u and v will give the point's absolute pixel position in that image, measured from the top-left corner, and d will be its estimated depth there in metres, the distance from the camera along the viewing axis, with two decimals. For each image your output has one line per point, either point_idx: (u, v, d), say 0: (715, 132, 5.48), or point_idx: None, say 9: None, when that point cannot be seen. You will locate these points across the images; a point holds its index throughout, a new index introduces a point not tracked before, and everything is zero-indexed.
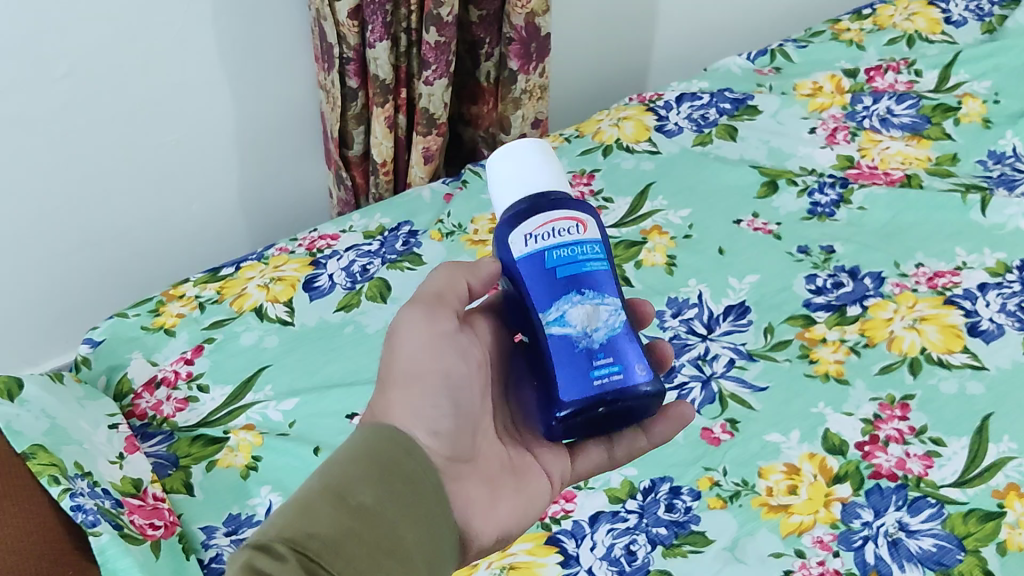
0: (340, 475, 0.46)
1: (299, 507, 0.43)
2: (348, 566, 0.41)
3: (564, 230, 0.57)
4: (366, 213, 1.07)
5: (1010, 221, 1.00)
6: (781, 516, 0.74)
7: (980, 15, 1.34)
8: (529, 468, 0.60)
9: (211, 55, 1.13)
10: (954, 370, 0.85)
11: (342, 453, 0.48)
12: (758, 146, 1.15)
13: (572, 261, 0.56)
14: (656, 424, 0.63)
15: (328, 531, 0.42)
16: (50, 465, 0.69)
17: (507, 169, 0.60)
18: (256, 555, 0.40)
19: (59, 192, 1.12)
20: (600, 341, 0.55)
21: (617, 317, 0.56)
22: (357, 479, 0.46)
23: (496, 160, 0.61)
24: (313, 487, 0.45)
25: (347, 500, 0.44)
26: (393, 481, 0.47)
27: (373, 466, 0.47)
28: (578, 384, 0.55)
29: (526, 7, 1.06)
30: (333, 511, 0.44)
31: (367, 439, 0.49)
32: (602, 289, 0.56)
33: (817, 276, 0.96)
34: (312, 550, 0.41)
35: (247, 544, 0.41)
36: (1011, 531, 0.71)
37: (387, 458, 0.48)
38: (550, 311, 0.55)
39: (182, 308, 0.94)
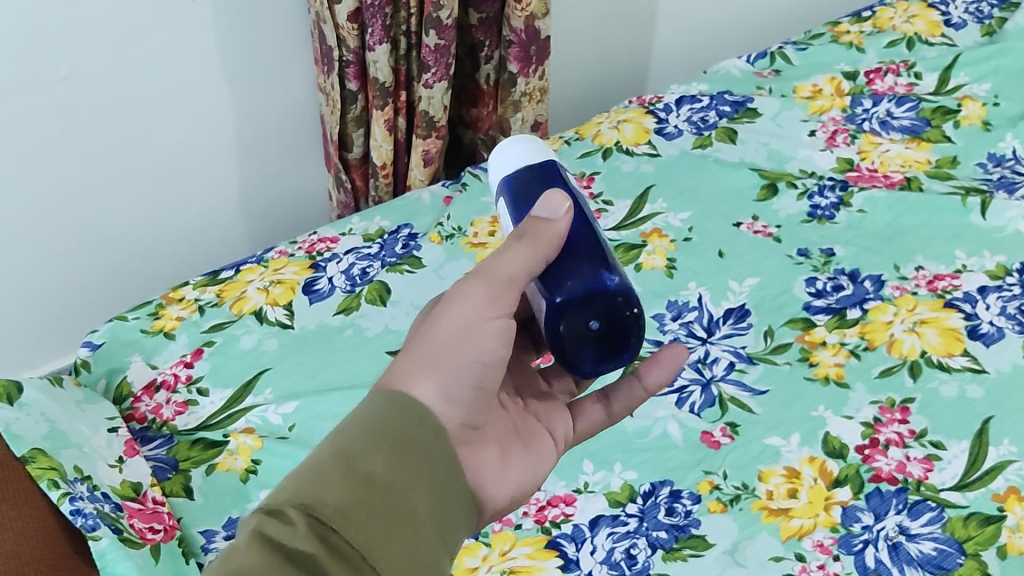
0: (355, 439, 0.44)
1: (313, 469, 0.43)
2: (360, 535, 0.41)
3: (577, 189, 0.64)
4: (366, 216, 1.07)
5: (1010, 224, 1.00)
6: (781, 520, 0.74)
7: (979, 18, 1.34)
8: (536, 428, 0.59)
9: (211, 56, 1.13)
10: (955, 373, 0.84)
11: (355, 415, 0.46)
12: (758, 149, 1.15)
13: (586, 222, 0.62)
14: (650, 372, 0.64)
15: (339, 497, 0.42)
16: (50, 468, 0.69)
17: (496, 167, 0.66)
18: (267, 520, 0.41)
19: (58, 194, 1.12)
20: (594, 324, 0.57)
21: None
22: (370, 444, 0.44)
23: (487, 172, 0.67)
24: (326, 447, 0.44)
25: (358, 467, 0.43)
26: (406, 448, 0.45)
27: (388, 431, 0.45)
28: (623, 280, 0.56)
29: (525, 9, 1.06)
30: (347, 478, 0.42)
31: (382, 401, 0.46)
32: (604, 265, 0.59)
33: (816, 279, 0.96)
34: (325, 515, 0.41)
35: (262, 505, 0.42)
36: (1011, 535, 0.71)
37: (399, 423, 0.45)
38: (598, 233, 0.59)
39: (182, 311, 0.94)
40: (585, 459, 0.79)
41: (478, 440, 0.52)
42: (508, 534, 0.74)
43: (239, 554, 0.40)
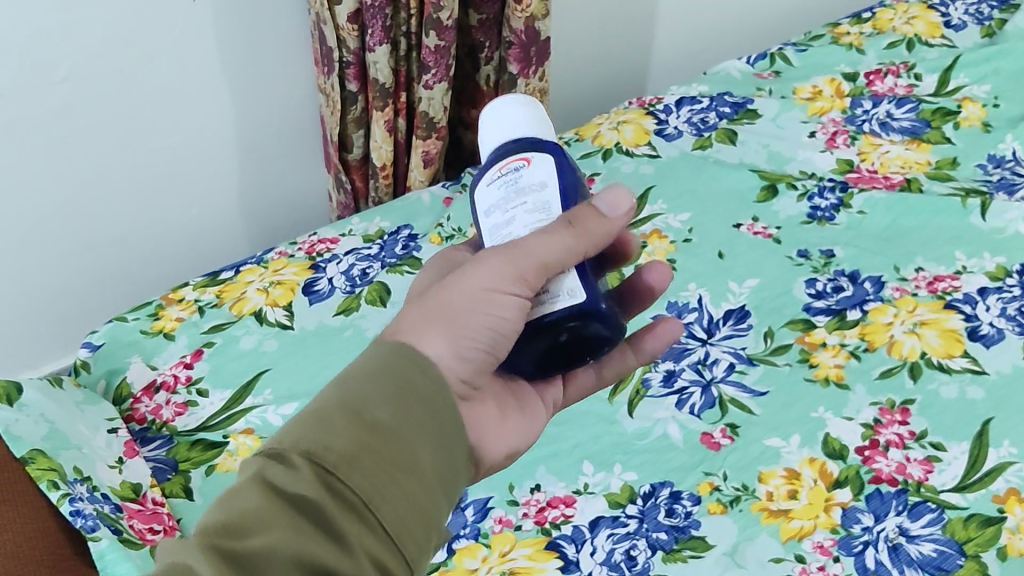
0: (356, 389, 0.42)
1: (318, 414, 0.41)
2: (365, 481, 0.40)
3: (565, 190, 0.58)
4: (366, 217, 1.07)
5: (1010, 225, 1.00)
6: (781, 521, 0.73)
7: (979, 19, 1.34)
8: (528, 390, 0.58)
9: (211, 57, 1.13)
10: (955, 374, 0.84)
11: (359, 364, 0.44)
12: (758, 150, 1.15)
13: None
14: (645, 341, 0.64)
15: (344, 442, 0.40)
16: (49, 469, 0.69)
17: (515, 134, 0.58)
18: (270, 465, 0.39)
19: (58, 194, 1.12)
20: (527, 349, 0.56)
21: None
22: (374, 392, 0.42)
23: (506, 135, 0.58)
24: (330, 394, 0.42)
25: (363, 414, 0.41)
26: (410, 399, 0.43)
27: (395, 383, 0.43)
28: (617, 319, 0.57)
29: (525, 10, 1.06)
30: (351, 425, 0.41)
31: (388, 352, 0.45)
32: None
33: (816, 280, 0.96)
34: (330, 462, 0.39)
35: (265, 451, 0.40)
36: (1011, 537, 0.71)
37: (402, 374, 0.44)
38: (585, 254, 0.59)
39: (182, 312, 0.94)
40: (585, 460, 0.79)
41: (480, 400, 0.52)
42: (509, 535, 0.74)
43: (240, 500, 0.39)
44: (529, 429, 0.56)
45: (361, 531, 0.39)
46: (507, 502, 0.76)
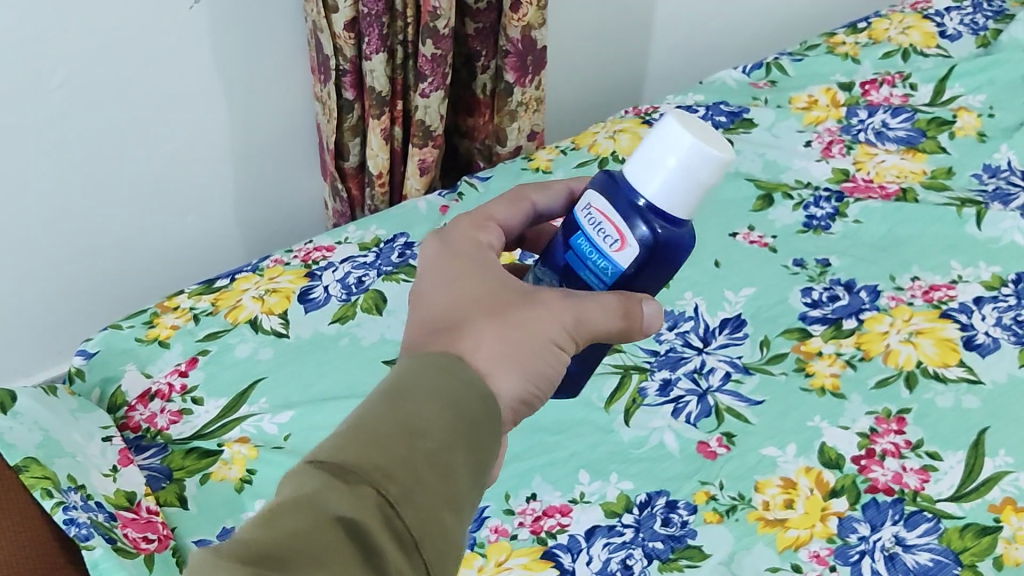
0: (417, 410, 0.42)
1: (373, 434, 0.40)
2: (419, 518, 0.39)
3: (604, 235, 0.55)
4: (361, 225, 1.06)
5: (1005, 235, 1.01)
6: (777, 531, 0.73)
7: (973, 30, 1.35)
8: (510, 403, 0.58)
9: (208, 65, 1.13)
10: (951, 384, 0.85)
11: (412, 377, 0.43)
12: (754, 159, 1.15)
13: (581, 255, 0.56)
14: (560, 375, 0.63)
15: (403, 473, 0.39)
16: (44, 477, 0.69)
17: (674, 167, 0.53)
18: (329, 489, 0.38)
19: (54, 201, 1.12)
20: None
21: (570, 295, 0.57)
22: (434, 416, 0.42)
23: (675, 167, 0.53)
24: (382, 411, 0.42)
25: (419, 439, 0.41)
26: (464, 425, 0.43)
27: (457, 410, 0.43)
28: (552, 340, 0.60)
29: (522, 20, 1.06)
30: (405, 450, 0.40)
31: (448, 376, 0.44)
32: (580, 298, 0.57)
33: (812, 289, 0.96)
34: (389, 496, 0.39)
35: (320, 469, 0.39)
36: (1008, 546, 0.72)
37: (458, 395, 0.43)
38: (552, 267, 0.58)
39: (177, 320, 0.93)
40: (581, 469, 0.79)
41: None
42: (505, 544, 0.74)
43: (291, 520, 0.37)
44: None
45: (407, 569, 0.38)
46: (504, 510, 0.76)
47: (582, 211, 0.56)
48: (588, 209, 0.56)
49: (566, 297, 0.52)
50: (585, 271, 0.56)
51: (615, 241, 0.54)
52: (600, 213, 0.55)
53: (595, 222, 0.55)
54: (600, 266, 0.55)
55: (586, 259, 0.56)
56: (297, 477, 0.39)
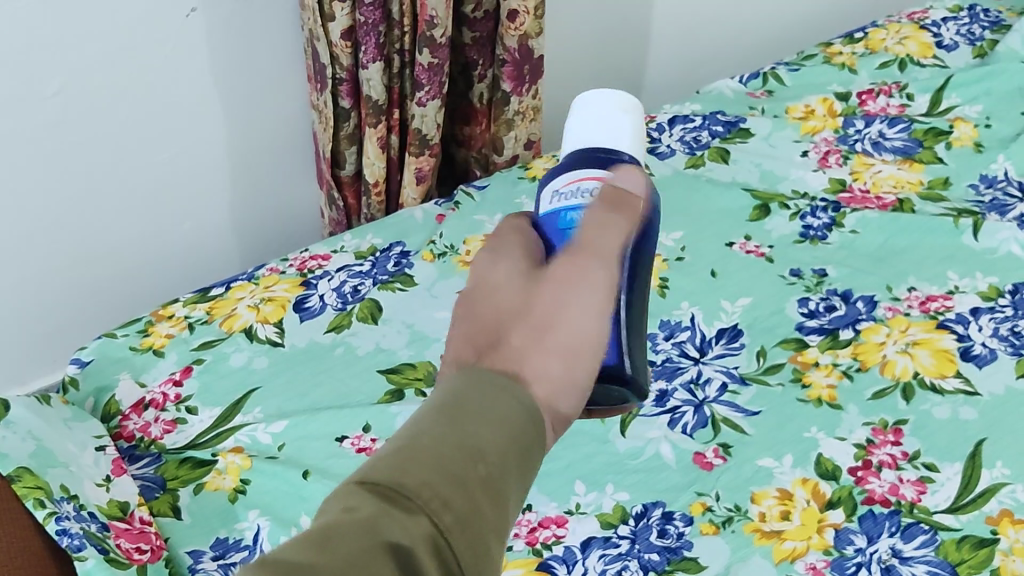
0: (476, 433, 0.40)
1: (432, 453, 0.39)
2: (471, 551, 0.37)
3: (589, 189, 0.55)
4: (358, 234, 1.06)
5: (1002, 245, 1.01)
6: (773, 542, 0.73)
7: (970, 40, 1.35)
8: None
9: (204, 73, 1.12)
10: (948, 396, 0.84)
11: (474, 394, 0.42)
12: (750, 169, 1.15)
13: None
14: None
15: (461, 500, 0.38)
16: (36, 487, 0.68)
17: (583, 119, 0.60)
18: (386, 514, 0.36)
19: (48, 208, 1.11)
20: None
21: None
22: (491, 440, 0.40)
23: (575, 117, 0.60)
24: (441, 430, 0.40)
25: (479, 465, 0.39)
26: (518, 451, 0.41)
27: (513, 433, 0.41)
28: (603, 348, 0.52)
29: (519, 28, 1.06)
30: (464, 475, 0.39)
31: (508, 396, 0.42)
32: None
33: (809, 299, 0.96)
34: (445, 525, 0.37)
35: (373, 491, 0.37)
36: (1005, 559, 0.71)
37: (517, 417, 0.42)
38: None
39: (172, 329, 0.93)
40: (577, 480, 0.79)
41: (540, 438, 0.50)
42: None
43: (345, 542, 0.35)
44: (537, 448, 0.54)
45: None
46: None
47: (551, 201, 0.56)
48: (556, 194, 0.56)
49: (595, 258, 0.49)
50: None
51: (602, 186, 0.55)
52: (571, 184, 0.56)
53: (573, 191, 0.55)
54: None
55: (581, 218, 0.54)
56: (351, 497, 0.37)
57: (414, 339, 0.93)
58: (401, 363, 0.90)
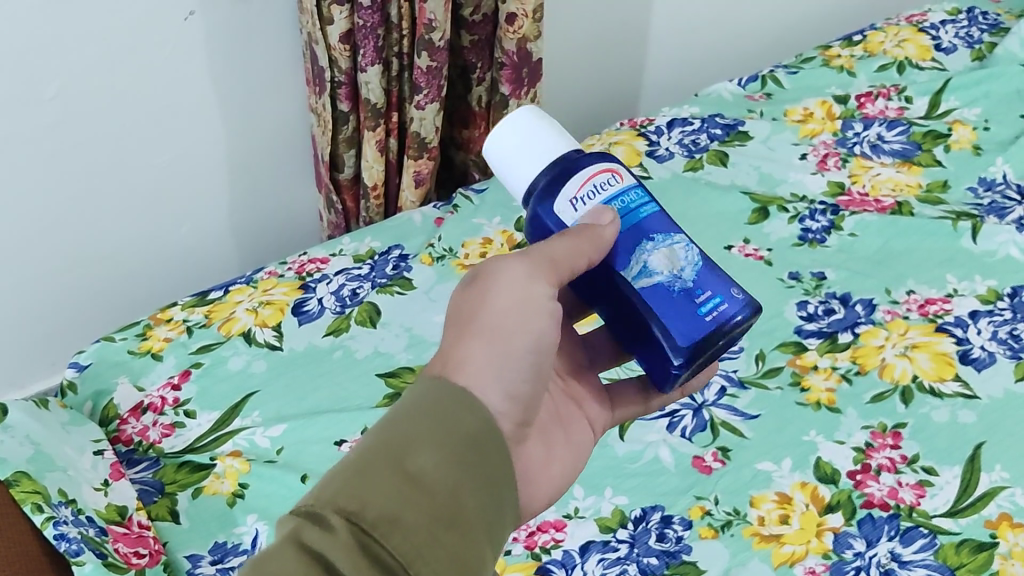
0: (404, 433, 0.43)
1: (362, 462, 0.42)
2: (404, 543, 0.39)
3: (604, 182, 0.57)
4: (356, 237, 1.06)
5: (1001, 248, 1.01)
6: (772, 546, 0.73)
7: (969, 43, 1.35)
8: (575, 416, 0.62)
9: (202, 76, 1.12)
10: (947, 399, 0.84)
11: (406, 400, 0.45)
12: (749, 172, 1.15)
13: (629, 211, 0.56)
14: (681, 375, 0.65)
15: (386, 498, 0.40)
16: (34, 492, 0.68)
17: (514, 144, 0.59)
18: (308, 526, 0.39)
19: (48, 211, 1.11)
20: (692, 281, 0.55)
21: (693, 250, 0.57)
22: (421, 442, 0.43)
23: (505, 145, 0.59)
24: (372, 441, 0.43)
25: (404, 466, 0.42)
26: (457, 446, 0.43)
27: (444, 431, 0.43)
28: (722, 297, 0.56)
29: (518, 32, 1.06)
30: (392, 478, 0.41)
31: (444, 405, 0.44)
32: (667, 229, 0.57)
33: (808, 302, 0.96)
34: (369, 521, 0.39)
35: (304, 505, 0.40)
36: (1004, 562, 0.71)
37: (454, 417, 0.44)
38: (632, 267, 0.55)
39: (170, 332, 0.93)
40: (576, 484, 0.79)
41: (527, 441, 0.53)
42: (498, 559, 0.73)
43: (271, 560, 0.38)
44: (574, 467, 0.58)
45: None
46: None
47: (575, 208, 0.56)
48: (579, 201, 0.56)
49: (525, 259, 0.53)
50: (640, 214, 0.57)
51: (612, 176, 0.57)
52: (583, 188, 0.56)
53: (596, 191, 0.56)
54: (638, 195, 0.57)
55: (631, 208, 0.57)
56: (288, 516, 0.41)
57: (412, 343, 0.93)
58: (400, 366, 0.90)
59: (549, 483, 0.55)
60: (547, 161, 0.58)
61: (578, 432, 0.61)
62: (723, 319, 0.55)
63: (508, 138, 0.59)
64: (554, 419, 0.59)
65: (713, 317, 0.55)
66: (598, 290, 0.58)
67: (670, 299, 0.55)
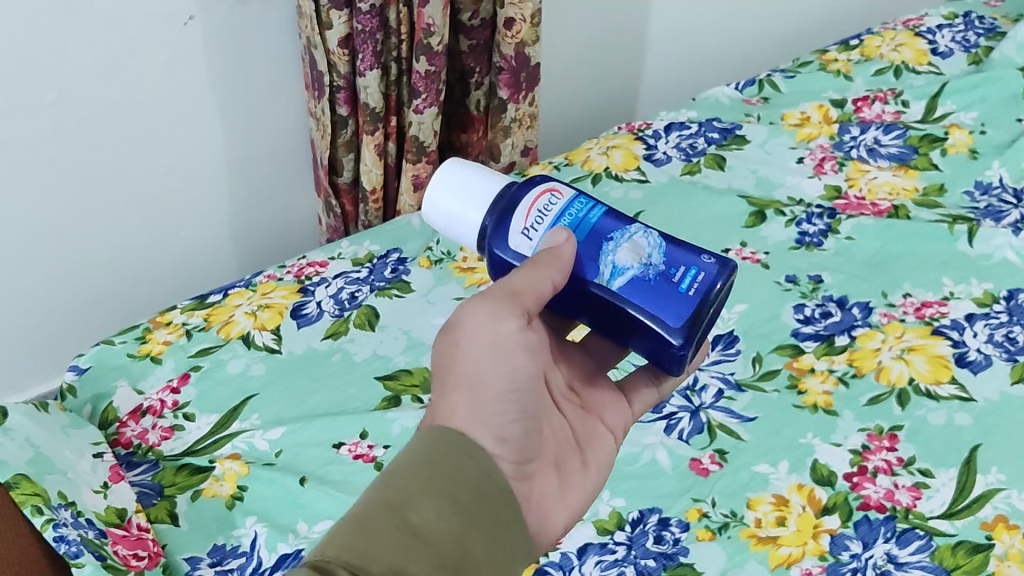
0: (403, 486, 0.45)
1: (364, 517, 0.43)
2: None
3: (547, 203, 0.59)
4: (355, 241, 1.06)
5: (997, 251, 1.01)
6: (769, 548, 0.73)
7: (965, 47, 1.36)
8: (594, 433, 0.62)
9: (202, 81, 1.13)
10: (943, 401, 0.85)
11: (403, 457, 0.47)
12: (747, 175, 1.15)
13: (578, 222, 0.58)
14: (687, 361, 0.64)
15: (391, 551, 0.42)
16: (34, 494, 0.68)
17: (450, 202, 0.61)
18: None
19: (48, 215, 1.12)
20: (662, 263, 0.57)
21: (653, 234, 0.58)
22: (422, 493, 0.45)
23: (438, 202, 0.62)
24: (372, 496, 0.44)
25: (406, 519, 0.44)
26: (457, 491, 0.46)
27: (443, 480, 0.46)
28: (695, 267, 0.57)
29: (515, 36, 1.07)
30: (396, 531, 0.43)
31: (440, 455, 0.47)
32: (621, 223, 0.58)
33: (805, 305, 0.96)
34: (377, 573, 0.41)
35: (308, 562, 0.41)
36: (1000, 564, 0.72)
37: (449, 467, 0.46)
38: (602, 271, 0.57)
39: (169, 336, 0.93)
40: None
41: (535, 471, 0.54)
42: None
43: None
44: (594, 485, 0.59)
45: None
46: None
47: (529, 237, 0.58)
48: (531, 228, 0.58)
49: (487, 300, 0.52)
50: (591, 220, 0.58)
51: (552, 195, 0.59)
52: (529, 215, 0.59)
53: (541, 215, 0.58)
54: (580, 205, 0.59)
55: (581, 218, 0.58)
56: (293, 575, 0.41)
57: (411, 346, 0.93)
58: (399, 369, 0.90)
59: (567, 507, 0.56)
60: (489, 204, 0.61)
61: (598, 446, 0.61)
62: (705, 288, 0.57)
63: (446, 194, 0.62)
64: (569, 443, 0.60)
65: (695, 289, 0.56)
66: (576, 304, 0.59)
67: (649, 288, 0.56)
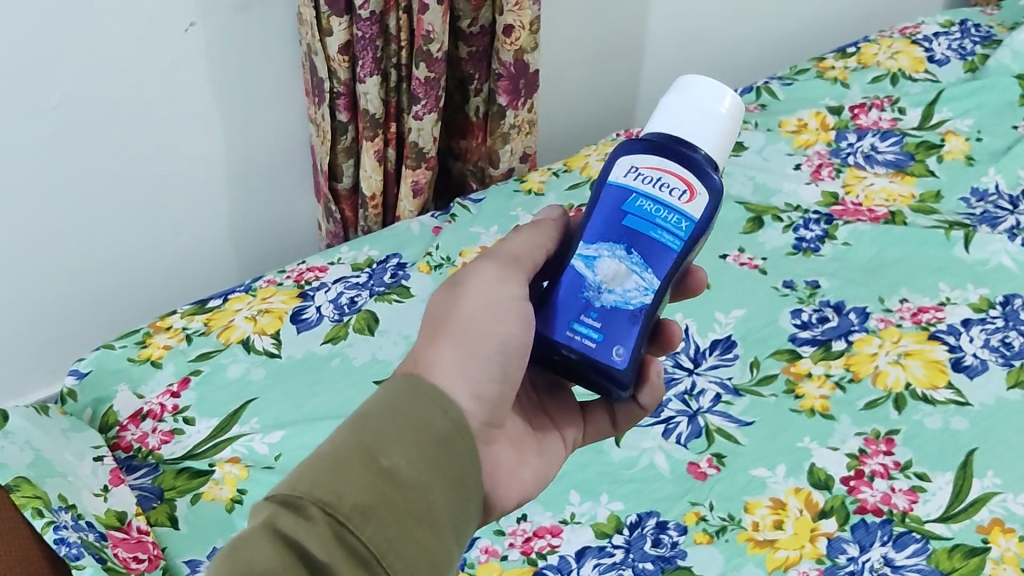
0: (374, 430, 0.43)
1: (333, 456, 0.42)
2: (378, 534, 0.40)
3: (669, 187, 0.54)
4: (355, 246, 1.07)
5: (993, 257, 1.02)
6: (767, 551, 0.74)
7: (961, 55, 1.37)
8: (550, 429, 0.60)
9: (202, 88, 1.13)
10: (939, 406, 0.85)
11: (374, 404, 0.45)
12: (745, 181, 1.16)
13: (648, 218, 0.54)
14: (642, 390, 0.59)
15: (360, 491, 0.41)
16: (34, 497, 0.68)
17: (678, 101, 0.56)
18: (282, 516, 0.39)
19: (48, 221, 1.12)
20: (602, 305, 0.54)
21: (643, 297, 0.54)
22: (395, 438, 0.43)
23: (678, 91, 0.57)
24: (342, 437, 0.43)
25: (375, 461, 0.42)
26: (429, 439, 0.44)
27: (416, 428, 0.44)
28: (602, 346, 0.54)
29: (514, 44, 1.07)
30: (365, 473, 0.41)
31: (412, 404, 0.45)
32: (657, 260, 0.54)
33: (802, 310, 0.97)
34: (343, 514, 0.40)
35: (273, 495, 0.41)
36: (996, 567, 0.72)
37: (421, 416, 0.45)
38: (591, 245, 0.55)
39: (170, 340, 0.94)
40: (572, 489, 0.79)
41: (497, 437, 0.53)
42: (495, 565, 0.74)
43: (249, 551, 0.38)
44: (549, 469, 0.58)
45: None
46: (494, 531, 0.76)
47: (628, 175, 0.55)
48: (634, 171, 0.55)
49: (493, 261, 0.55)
50: (656, 231, 0.54)
51: (681, 192, 0.54)
52: (653, 170, 0.55)
53: (652, 180, 0.54)
54: (672, 219, 0.54)
55: (653, 218, 0.54)
56: (257, 507, 0.41)
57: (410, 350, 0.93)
58: None
59: (522, 482, 0.54)
60: (674, 134, 0.55)
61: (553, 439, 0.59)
62: (578, 353, 0.54)
63: (698, 98, 0.56)
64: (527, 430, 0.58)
65: (570, 338, 0.54)
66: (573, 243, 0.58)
67: (574, 292, 0.54)
